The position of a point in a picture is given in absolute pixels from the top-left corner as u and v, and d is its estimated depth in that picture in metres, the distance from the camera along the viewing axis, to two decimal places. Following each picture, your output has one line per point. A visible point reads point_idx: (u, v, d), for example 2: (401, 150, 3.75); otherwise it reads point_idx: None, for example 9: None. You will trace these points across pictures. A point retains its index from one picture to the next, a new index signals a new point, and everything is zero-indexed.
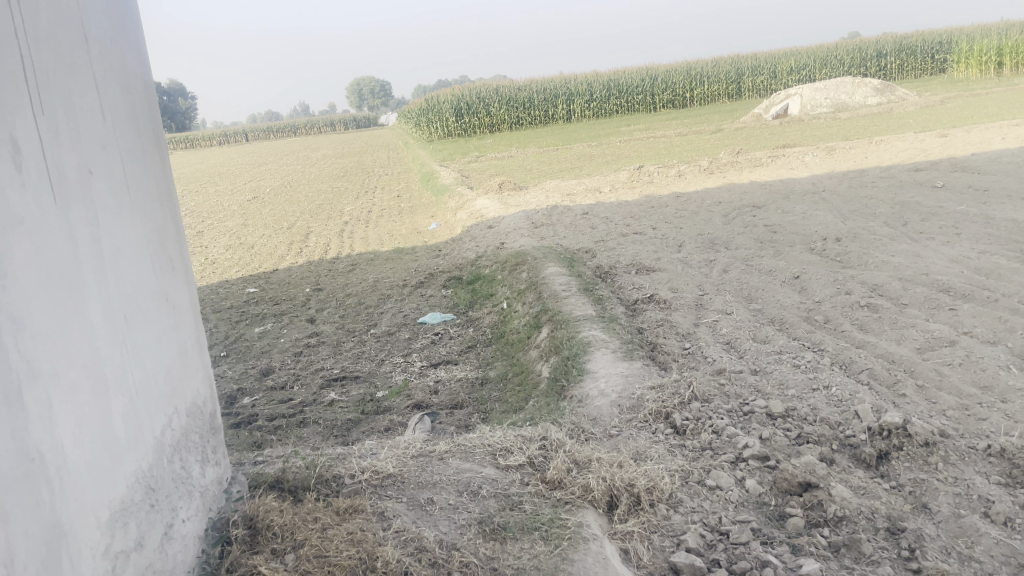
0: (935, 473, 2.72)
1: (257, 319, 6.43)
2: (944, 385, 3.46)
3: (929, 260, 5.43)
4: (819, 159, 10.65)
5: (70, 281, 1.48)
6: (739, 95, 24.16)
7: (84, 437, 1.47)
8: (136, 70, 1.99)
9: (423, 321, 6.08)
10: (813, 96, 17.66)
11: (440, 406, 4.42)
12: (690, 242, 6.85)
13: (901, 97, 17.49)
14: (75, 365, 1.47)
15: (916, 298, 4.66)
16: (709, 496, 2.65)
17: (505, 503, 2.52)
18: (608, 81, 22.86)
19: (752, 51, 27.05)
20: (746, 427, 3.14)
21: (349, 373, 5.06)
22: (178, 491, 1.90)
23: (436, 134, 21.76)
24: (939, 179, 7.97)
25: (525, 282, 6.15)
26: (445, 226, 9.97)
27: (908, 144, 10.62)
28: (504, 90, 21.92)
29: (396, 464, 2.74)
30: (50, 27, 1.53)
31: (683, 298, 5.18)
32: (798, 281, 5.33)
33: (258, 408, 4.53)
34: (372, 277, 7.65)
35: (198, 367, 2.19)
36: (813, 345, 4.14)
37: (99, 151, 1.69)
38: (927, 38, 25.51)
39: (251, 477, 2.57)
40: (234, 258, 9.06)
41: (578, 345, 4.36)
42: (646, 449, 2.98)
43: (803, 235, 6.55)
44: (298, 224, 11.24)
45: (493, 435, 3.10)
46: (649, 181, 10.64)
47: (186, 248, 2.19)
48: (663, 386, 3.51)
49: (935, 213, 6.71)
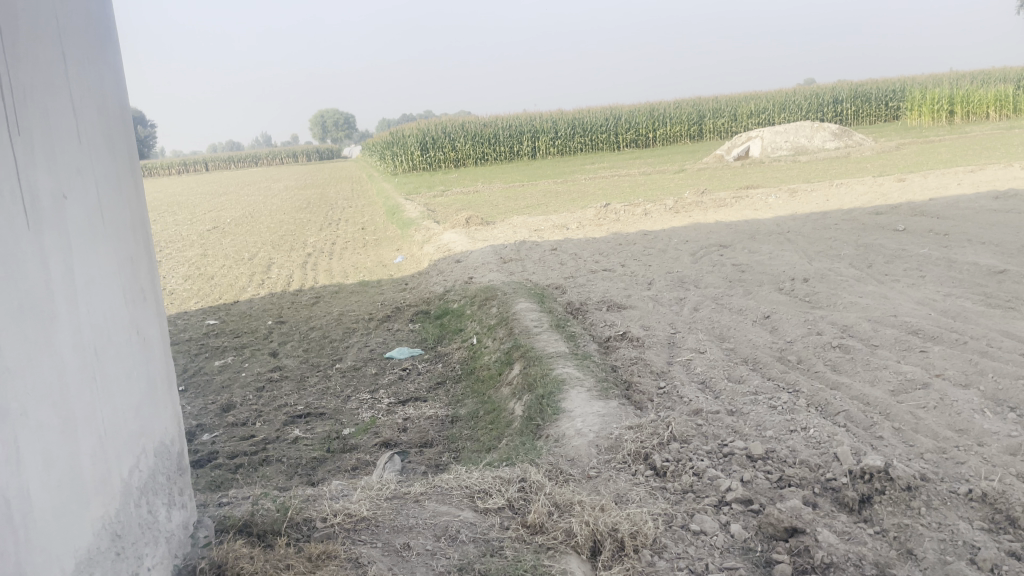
0: (919, 519, 2.68)
1: (217, 352, 6.25)
2: (920, 428, 3.46)
3: (896, 302, 5.50)
4: (782, 201, 10.82)
5: (40, 313, 1.38)
6: (700, 137, 24.61)
7: (52, 479, 1.37)
8: (114, 95, 1.90)
9: (391, 356, 5.96)
10: (773, 139, 18.04)
11: (408, 445, 4.30)
12: (659, 279, 6.85)
13: (857, 142, 17.91)
14: (46, 402, 1.37)
15: (887, 340, 4.69)
16: (694, 541, 2.59)
17: (484, 548, 2.43)
18: (573, 119, 23.17)
19: (713, 95, 27.58)
20: (726, 469, 3.09)
21: (315, 409, 4.91)
22: (144, 537, 1.77)
23: (401, 168, 21.76)
24: (901, 222, 8.13)
25: (495, 317, 6.09)
26: (411, 260, 9.88)
27: (868, 188, 10.85)
28: (470, 127, 22.15)
29: (370, 507, 2.62)
30: (28, 43, 1.45)
31: (655, 336, 5.16)
32: (769, 321, 5.34)
33: (218, 445, 4.36)
34: (338, 310, 7.52)
35: (168, 405, 2.08)
36: (787, 386, 4.13)
37: (74, 176, 1.60)
38: (881, 86, 26.28)
39: (219, 520, 2.44)
40: (194, 290, 8.85)
41: (553, 383, 4.29)
42: (627, 492, 2.92)
43: (771, 275, 6.60)
44: (260, 255, 11.06)
45: (469, 476, 3.00)
46: (616, 218, 10.69)
47: (158, 279, 2.08)
48: (641, 426, 3.45)
49: (898, 256, 6.83)
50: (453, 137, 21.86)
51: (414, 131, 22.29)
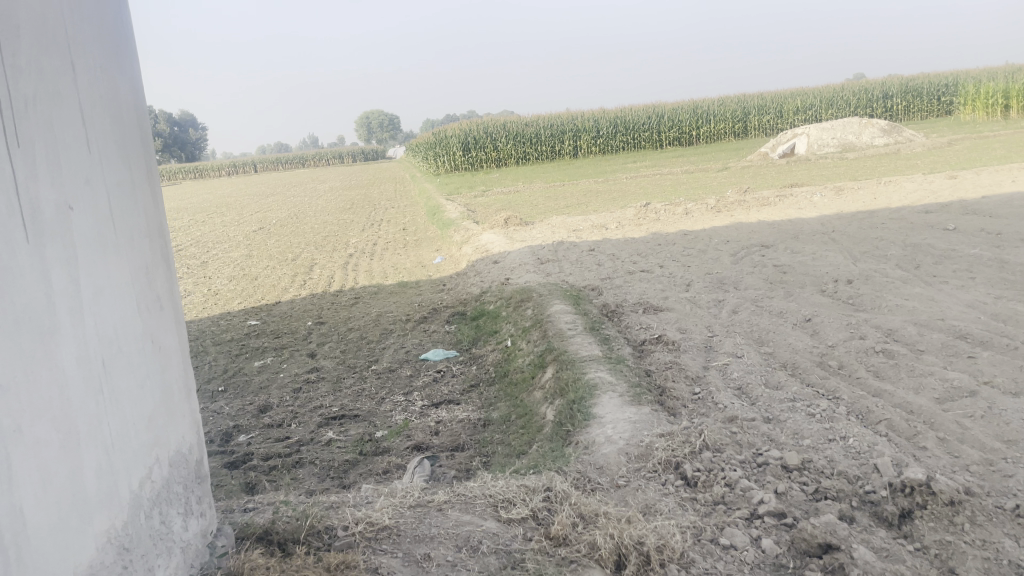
0: (963, 536, 2.55)
1: (257, 353, 6.31)
2: (966, 438, 3.31)
3: (944, 304, 5.30)
4: (828, 199, 10.57)
5: (39, 328, 1.38)
6: (745, 134, 24.23)
7: (47, 497, 1.37)
8: (130, 99, 1.90)
9: (426, 357, 5.95)
10: (820, 136, 17.68)
11: (440, 449, 4.27)
12: (698, 281, 6.73)
13: (908, 139, 17.42)
14: (41, 418, 1.36)
15: (933, 344, 4.52)
16: (723, 556, 2.51)
17: (506, 561, 2.39)
18: (615, 117, 23.01)
19: (758, 92, 27.14)
20: (760, 480, 2.99)
21: (349, 411, 4.91)
22: (155, 548, 1.77)
23: (443, 168, 21.87)
24: (952, 221, 7.87)
25: (530, 319, 6.04)
26: (450, 260, 9.89)
27: (917, 186, 10.51)
28: (511, 126, 22.14)
29: (392, 515, 2.60)
30: (32, 53, 1.44)
31: (692, 339, 5.05)
32: (811, 324, 5.20)
33: (253, 446, 4.39)
34: (376, 311, 7.54)
35: (186, 413, 2.08)
36: (827, 393, 4.00)
37: (82, 185, 1.59)
38: (933, 80, 25.59)
39: (240, 528, 2.43)
40: (237, 290, 8.96)
41: (585, 388, 4.22)
42: (656, 503, 2.85)
43: (814, 276, 6.43)
44: (303, 256, 11.17)
45: (496, 484, 2.96)
46: (657, 218, 10.56)
47: (177, 287, 2.09)
48: (673, 434, 3.36)
49: (948, 256, 6.61)
50: (495, 136, 21.87)
51: (456, 131, 22.31)
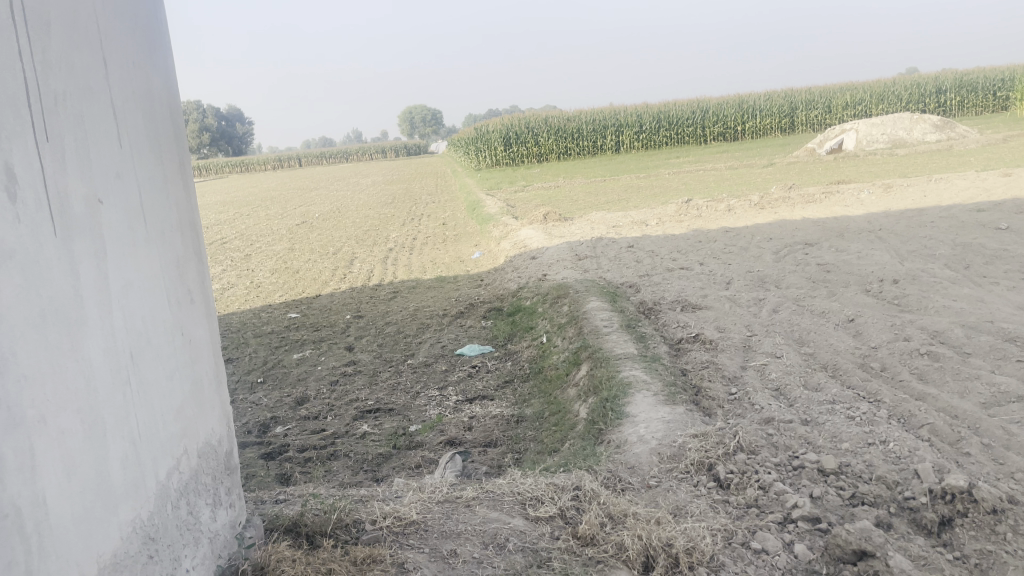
0: (1005, 545, 2.45)
1: (296, 345, 6.38)
2: (1012, 445, 3.20)
3: (993, 306, 5.14)
4: (875, 196, 10.34)
5: (66, 319, 1.40)
6: (791, 130, 23.81)
7: (72, 487, 1.38)
8: (163, 94, 1.93)
9: (461, 353, 5.95)
10: (869, 131, 17.26)
11: (473, 444, 4.27)
12: (739, 279, 6.63)
13: (961, 135, 16.93)
14: (67, 409, 1.38)
15: (981, 348, 4.38)
16: (754, 561, 2.46)
17: (532, 559, 2.38)
18: (659, 112, 22.79)
19: (805, 87, 26.65)
20: (795, 484, 2.93)
21: (383, 405, 4.94)
22: (182, 538, 1.80)
23: (484, 163, 21.93)
24: (1004, 220, 7.62)
25: (566, 315, 6.01)
26: (489, 255, 9.89)
27: (969, 183, 10.20)
28: (553, 121, 22.08)
29: (420, 511, 2.60)
30: (63, 47, 1.46)
31: (731, 338, 4.97)
32: (853, 325, 5.08)
33: (289, 437, 4.45)
34: (414, 305, 7.58)
35: (216, 404, 2.10)
36: (868, 395, 3.90)
37: (113, 180, 1.62)
38: (988, 75, 24.84)
39: (269, 520, 2.46)
40: (279, 283, 9.08)
41: (619, 386, 4.18)
42: (687, 504, 2.81)
43: (858, 276, 6.28)
44: (344, 250, 11.28)
45: (525, 481, 2.95)
46: (698, 214, 10.43)
47: (209, 280, 2.12)
48: (707, 435, 3.30)
49: (1000, 256, 6.40)
50: (536, 132, 21.83)
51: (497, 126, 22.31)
